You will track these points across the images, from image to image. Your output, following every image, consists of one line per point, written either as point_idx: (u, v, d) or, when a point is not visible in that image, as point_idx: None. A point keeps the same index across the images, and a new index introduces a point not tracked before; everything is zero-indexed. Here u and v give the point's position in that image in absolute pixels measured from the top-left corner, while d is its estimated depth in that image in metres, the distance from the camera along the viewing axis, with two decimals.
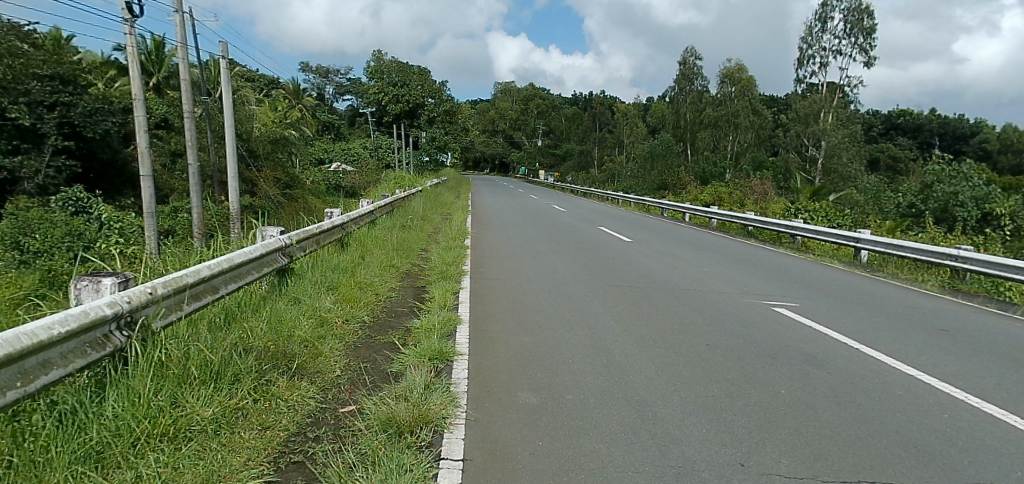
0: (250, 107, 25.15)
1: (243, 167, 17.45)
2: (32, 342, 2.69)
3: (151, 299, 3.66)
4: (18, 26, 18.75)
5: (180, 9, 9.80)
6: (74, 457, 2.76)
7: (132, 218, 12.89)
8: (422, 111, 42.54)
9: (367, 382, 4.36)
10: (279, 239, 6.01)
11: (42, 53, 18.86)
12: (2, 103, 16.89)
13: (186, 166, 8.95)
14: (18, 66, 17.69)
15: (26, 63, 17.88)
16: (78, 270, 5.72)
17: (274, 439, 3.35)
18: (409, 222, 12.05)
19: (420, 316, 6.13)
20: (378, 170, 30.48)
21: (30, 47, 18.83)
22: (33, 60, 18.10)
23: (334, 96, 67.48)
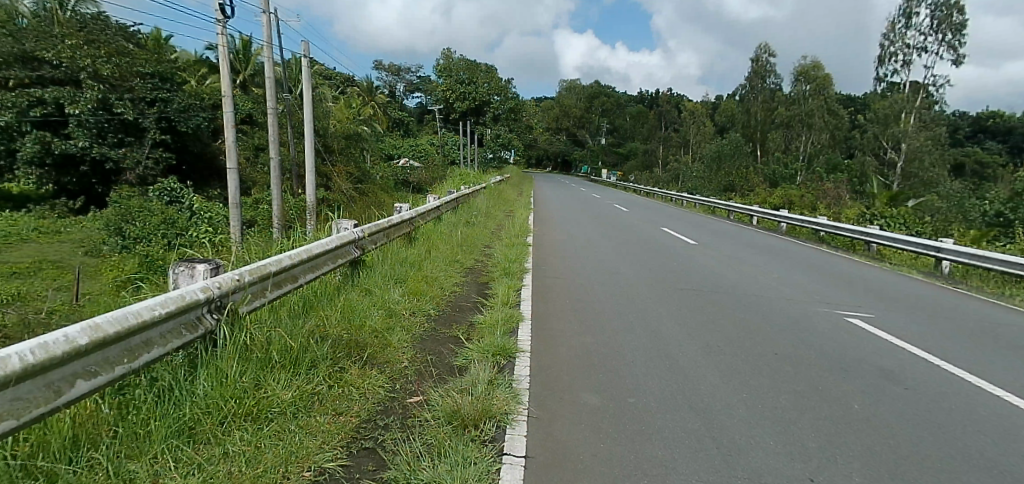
0: (327, 104, 26.21)
1: (319, 161, 18.25)
2: (137, 321, 2.92)
3: (239, 285, 3.89)
4: (125, 27, 20.62)
5: (267, 9, 10.28)
6: (170, 431, 2.97)
7: (220, 208, 13.74)
8: (488, 109, 43.07)
9: (434, 374, 4.48)
10: (352, 232, 6.22)
11: (144, 53, 20.33)
12: (110, 99, 18.38)
13: (272, 161, 9.36)
14: (124, 65, 19.30)
15: (131, 62, 19.44)
16: (174, 258, 6.12)
17: (347, 425, 3.50)
18: (473, 218, 12.22)
19: (484, 311, 6.21)
20: (444, 167, 31.00)
21: (135, 47, 20.45)
22: (137, 59, 19.67)
23: (405, 94, 69.04)
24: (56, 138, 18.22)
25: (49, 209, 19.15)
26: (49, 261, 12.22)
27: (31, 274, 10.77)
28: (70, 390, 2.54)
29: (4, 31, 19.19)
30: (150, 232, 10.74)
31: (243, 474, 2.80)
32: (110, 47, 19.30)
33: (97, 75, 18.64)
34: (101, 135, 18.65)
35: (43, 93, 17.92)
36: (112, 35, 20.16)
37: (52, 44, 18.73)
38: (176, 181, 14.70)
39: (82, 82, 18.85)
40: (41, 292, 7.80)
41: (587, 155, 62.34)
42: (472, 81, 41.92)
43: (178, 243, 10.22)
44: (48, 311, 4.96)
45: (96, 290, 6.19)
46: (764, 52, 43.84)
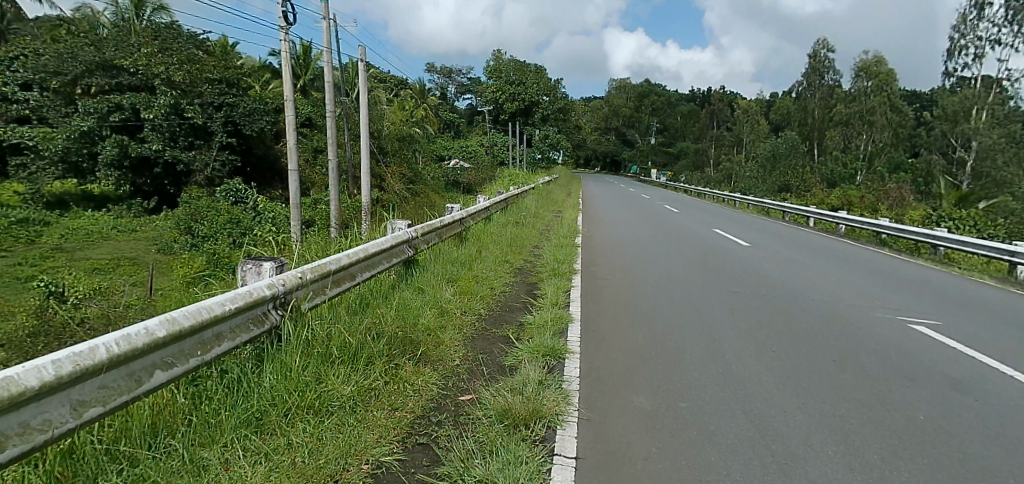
0: (382, 106, 26.84)
1: (374, 163, 18.74)
2: (209, 315, 3.08)
3: (302, 282, 4.06)
4: (196, 36, 21.95)
5: (327, 15, 10.57)
6: (238, 421, 3.11)
7: (281, 208, 14.28)
8: (537, 109, 43.30)
9: (484, 373, 4.54)
10: (406, 232, 6.36)
11: (212, 60, 21.37)
12: (181, 104, 19.36)
13: (329, 163, 9.64)
14: (194, 72, 20.27)
15: (200, 68, 20.42)
16: (240, 256, 6.41)
17: (402, 420, 3.59)
18: (522, 218, 12.29)
19: (533, 312, 6.24)
20: (493, 168, 31.22)
21: (204, 55, 21.54)
22: (206, 66, 20.64)
23: (455, 95, 69.71)
24: (132, 142, 19.27)
25: (126, 208, 20.26)
26: (126, 258, 12.96)
27: (111, 270, 11.49)
28: (150, 379, 2.69)
29: (86, 41, 20.49)
30: (216, 230, 11.30)
31: (306, 465, 2.90)
32: (181, 55, 20.35)
33: (171, 81, 19.65)
34: (174, 138, 19.67)
35: (122, 99, 19.02)
36: (183, 43, 21.41)
37: (131, 53, 19.89)
38: (241, 182, 15.37)
39: (155, 89, 19.91)
40: (120, 288, 8.27)
41: (636, 155, 61.50)
42: (522, 82, 42.26)
43: (244, 242, 10.66)
44: (126, 304, 5.28)
45: (171, 286, 6.56)
46: (823, 46, 42.36)
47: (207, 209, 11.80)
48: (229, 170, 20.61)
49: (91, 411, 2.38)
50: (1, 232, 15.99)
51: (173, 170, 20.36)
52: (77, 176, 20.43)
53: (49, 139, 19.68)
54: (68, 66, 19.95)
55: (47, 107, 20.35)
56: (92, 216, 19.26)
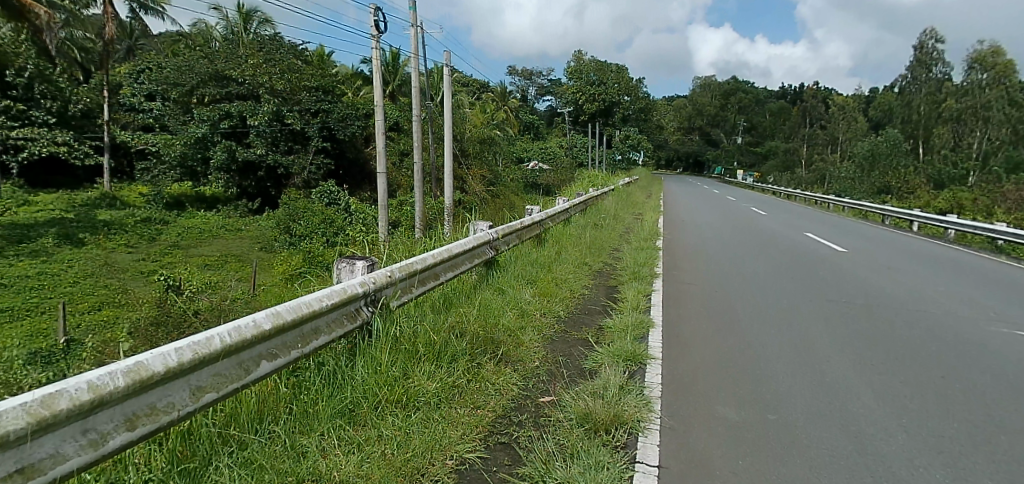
0: (465, 109, 27.50)
1: (456, 165, 19.25)
2: (309, 311, 3.28)
3: (390, 281, 4.25)
4: (295, 46, 23.37)
5: (415, 23, 10.93)
6: (333, 411, 3.27)
7: (370, 209, 14.94)
8: (618, 109, 42.91)
9: (564, 375, 4.54)
10: (488, 233, 6.49)
11: (311, 68, 22.60)
12: (283, 111, 20.72)
13: (415, 166, 9.93)
14: (295, 80, 21.59)
15: (300, 77, 21.71)
16: (336, 256, 6.79)
17: (484, 419, 3.67)
18: (602, 220, 12.19)
19: (613, 315, 6.14)
20: (573, 169, 31.10)
21: (303, 64, 22.88)
22: (305, 75, 21.93)
23: (536, 97, 69.89)
24: (240, 146, 20.81)
25: (234, 209, 21.91)
26: (233, 255, 14.02)
27: (220, 266, 12.49)
28: (257, 369, 2.89)
29: (202, 54, 22.30)
30: (312, 230, 12.41)
31: (394, 457, 3.01)
32: (283, 64, 21.68)
33: (274, 89, 21.08)
34: (275, 143, 21.09)
35: (231, 108, 20.56)
36: (285, 53, 22.83)
37: (239, 64, 21.47)
38: (333, 184, 16.26)
39: (260, 97, 21.37)
40: (229, 283, 9.01)
41: (720, 154, 59.28)
42: (603, 82, 42.03)
43: (336, 238, 11.74)
44: (232, 298, 5.72)
45: (274, 284, 7.09)
46: (931, 37, 39.34)
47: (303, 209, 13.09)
48: (323, 173, 21.75)
49: (207, 396, 2.52)
50: (130, 232, 17.78)
51: (274, 173, 21.78)
52: (192, 179, 22.33)
53: (169, 145, 21.64)
54: (186, 77, 21.81)
55: (169, 116, 22.32)
56: (205, 216, 21.02)
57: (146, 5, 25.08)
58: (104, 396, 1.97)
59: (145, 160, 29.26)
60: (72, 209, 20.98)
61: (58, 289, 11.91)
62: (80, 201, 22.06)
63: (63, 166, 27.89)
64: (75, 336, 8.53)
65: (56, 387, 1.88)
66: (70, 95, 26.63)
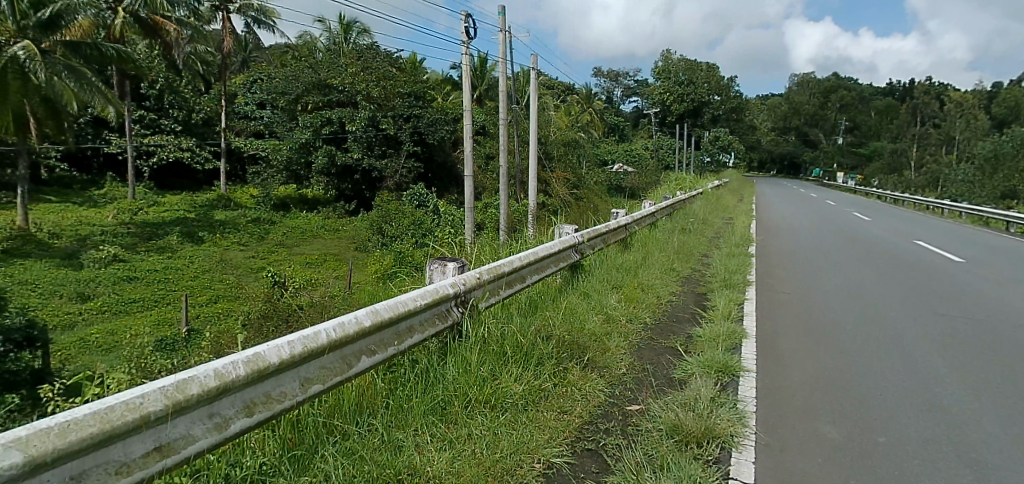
0: (550, 113, 27.57)
1: (540, 168, 19.42)
2: (404, 310, 3.40)
3: (479, 282, 4.33)
4: (390, 54, 24.36)
5: (505, 27, 11.05)
6: (427, 408, 3.36)
7: (458, 211, 15.32)
8: (708, 109, 41.92)
9: (652, 384, 4.42)
10: (573, 237, 6.46)
11: (404, 75, 23.42)
12: (378, 117, 21.72)
13: (502, 169, 10.02)
14: (389, 87, 22.48)
15: (394, 84, 22.58)
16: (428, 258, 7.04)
17: (571, 424, 3.64)
18: (690, 225, 11.83)
19: (703, 324, 5.88)
20: (659, 172, 30.45)
21: (397, 71, 23.78)
22: (398, 81, 22.76)
23: (621, 98, 69.04)
24: (339, 151, 22.04)
25: (332, 210, 23.08)
26: (331, 254, 14.81)
27: (320, 264, 13.28)
28: (358, 363, 3.02)
29: (306, 64, 23.72)
30: (406, 233, 13.08)
31: (484, 457, 3.05)
32: (379, 72, 22.64)
33: (370, 96, 22.13)
34: (370, 147, 22.15)
35: (332, 114, 21.79)
36: (381, 61, 23.84)
37: (341, 73, 22.77)
38: (424, 187, 17.00)
39: (357, 103, 22.49)
40: (329, 281, 9.59)
41: (818, 156, 55.98)
42: (692, 82, 41.00)
43: (425, 240, 12.46)
44: (329, 295, 6.05)
45: (372, 283, 7.44)
46: None
47: (395, 211, 14.20)
48: (413, 176, 22.57)
49: (314, 388, 2.66)
50: (242, 231, 19.31)
51: (369, 176, 22.82)
52: (296, 182, 23.87)
53: (278, 151, 23.26)
54: (293, 86, 23.30)
55: (277, 124, 23.90)
56: (307, 217, 22.44)
57: (259, 19, 26.89)
58: (228, 383, 2.11)
59: (256, 165, 31.43)
60: (194, 209, 22.97)
61: (181, 282, 13.10)
62: (200, 202, 24.10)
63: (186, 170, 30.45)
64: (197, 325, 9.42)
65: (187, 373, 2.01)
66: (193, 105, 29.36)
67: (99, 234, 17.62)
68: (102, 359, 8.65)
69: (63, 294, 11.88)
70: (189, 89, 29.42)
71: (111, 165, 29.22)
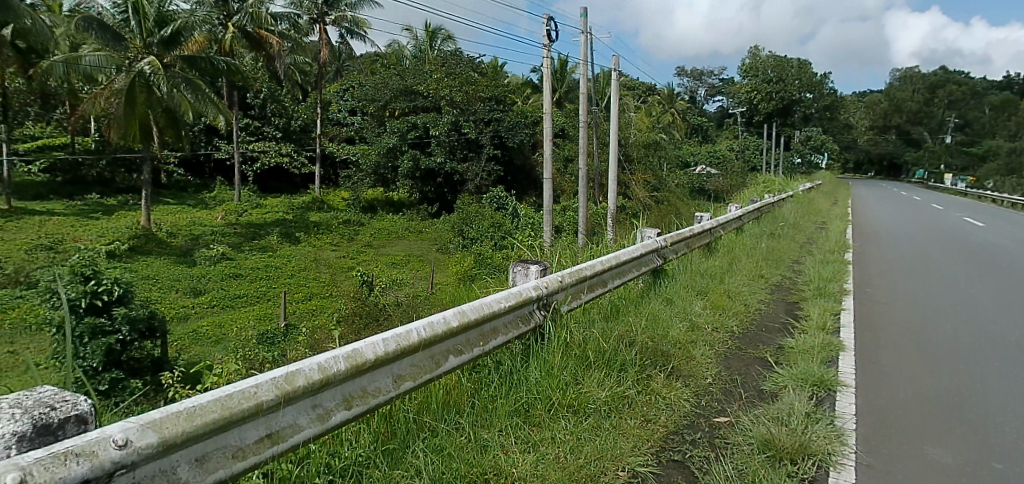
0: (632, 114, 27.13)
1: (620, 170, 19.24)
2: (489, 311, 3.44)
3: (561, 286, 4.32)
4: (472, 60, 24.87)
5: (586, 30, 11.02)
6: (511, 409, 3.38)
7: (538, 214, 15.44)
8: (798, 108, 39.81)
9: (741, 397, 4.22)
10: (656, 241, 6.33)
11: (485, 80, 23.85)
12: (460, 122, 22.31)
13: (582, 171, 9.95)
14: (470, 92, 22.97)
15: (475, 89, 23.05)
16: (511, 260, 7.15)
17: (655, 433, 3.54)
18: (779, 230, 11.29)
19: (795, 335, 5.56)
20: (745, 174, 29.24)
21: (478, 75, 24.22)
22: (480, 86, 23.19)
23: (705, 98, 66.97)
24: (423, 155, 22.73)
25: (416, 212, 23.73)
26: (415, 255, 15.30)
27: (403, 264, 13.73)
28: (446, 363, 3.09)
29: (393, 72, 24.56)
30: (488, 236, 13.42)
31: (568, 461, 3.01)
32: (461, 77, 23.15)
33: (453, 101, 22.63)
34: (452, 151, 22.80)
35: (416, 120, 22.56)
36: (464, 65, 24.35)
37: (425, 80, 23.51)
38: (502, 190, 17.25)
39: (441, 108, 23.15)
40: (413, 281, 9.95)
41: (922, 156, 51.84)
42: (782, 79, 39.10)
43: (505, 242, 12.67)
44: (414, 295, 6.24)
45: (457, 283, 7.64)
46: None
47: (475, 215, 14.69)
48: (493, 179, 22.92)
49: (405, 384, 2.75)
50: (334, 232, 20.36)
51: (451, 180, 23.48)
52: (383, 185, 24.63)
53: (366, 155, 24.12)
54: (380, 93, 24.27)
55: (367, 129, 24.89)
56: (392, 219, 23.31)
57: (353, 30, 28.09)
58: (329, 377, 2.21)
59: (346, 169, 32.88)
60: (290, 211, 24.43)
61: (279, 280, 13.95)
62: (296, 204, 25.52)
63: (285, 174, 32.30)
64: (293, 320, 10.01)
65: (295, 366, 2.12)
66: (292, 113, 31.22)
67: (207, 234, 19.05)
68: (211, 350, 9.37)
69: (178, 289, 12.91)
70: (289, 97, 31.28)
71: (220, 170, 31.57)
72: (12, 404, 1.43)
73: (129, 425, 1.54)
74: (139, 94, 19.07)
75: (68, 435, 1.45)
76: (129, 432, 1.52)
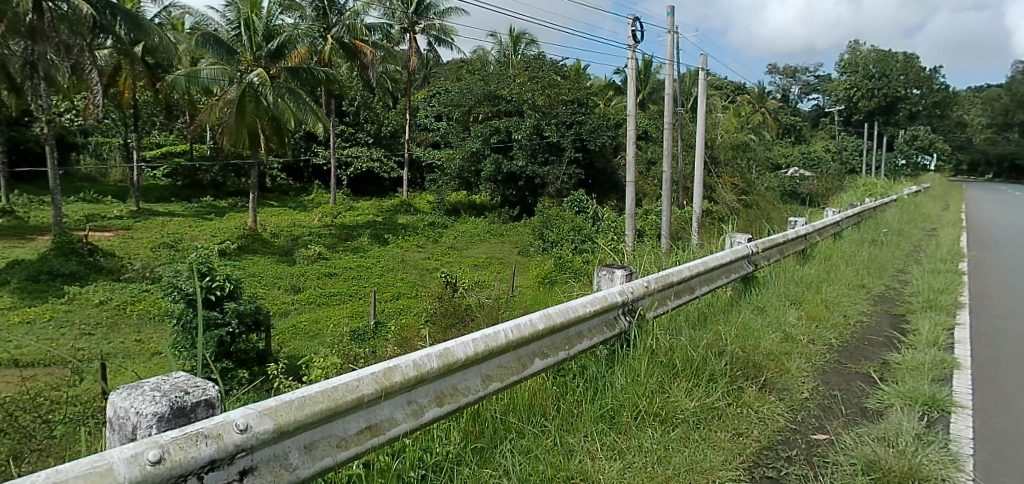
0: (719, 115, 26.29)
1: (706, 174, 18.71)
2: (574, 315, 3.42)
3: (647, 292, 4.23)
4: (554, 63, 24.94)
5: (673, 28, 10.79)
6: (596, 416, 3.33)
7: (620, 217, 15.26)
8: (904, 105, 37.08)
9: (843, 414, 3.95)
10: (747, 247, 6.07)
11: (568, 83, 23.85)
12: (542, 125, 22.46)
13: (668, 174, 9.72)
14: (553, 95, 23.05)
15: (558, 92, 23.10)
16: (596, 263, 7.08)
17: (747, 448, 3.37)
18: (883, 236, 10.54)
19: (902, 351, 5.14)
20: (843, 176, 27.58)
21: (561, 78, 24.26)
22: (562, 89, 23.22)
23: (798, 96, 63.76)
24: (505, 159, 23.08)
25: (497, 215, 24.05)
26: (498, 257, 15.51)
27: (486, 266, 13.97)
28: (532, 365, 3.10)
29: (477, 78, 25.05)
30: (569, 240, 13.44)
31: (656, 471, 2.93)
32: (543, 81, 23.31)
33: (535, 105, 22.83)
34: (534, 154, 22.96)
35: (499, 124, 22.94)
36: (547, 69, 24.47)
37: (507, 84, 23.81)
38: (583, 193, 17.16)
39: (523, 112, 23.37)
40: (494, 283, 10.09)
41: None
42: (885, 75, 36.55)
43: (586, 246, 12.59)
44: (497, 298, 6.31)
45: (545, 283, 7.71)
46: None
47: (556, 218, 14.75)
48: (574, 182, 22.91)
49: (493, 385, 2.78)
50: (420, 234, 21.00)
51: (532, 183, 23.62)
52: (466, 189, 25.08)
53: (451, 159, 24.74)
54: (464, 98, 24.81)
55: (452, 134, 25.53)
56: (475, 221, 23.77)
57: (440, 38, 29.12)
58: (423, 375, 2.28)
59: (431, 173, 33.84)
60: (380, 213, 25.47)
61: (370, 279, 14.56)
62: (385, 207, 26.57)
63: (375, 178, 33.59)
64: (383, 318, 10.43)
65: (392, 363, 2.20)
66: (382, 119, 32.55)
67: (306, 234, 20.25)
68: (310, 345, 9.93)
69: (280, 286, 13.77)
70: (378, 104, 32.62)
71: (319, 174, 33.24)
72: (153, 387, 1.58)
73: (249, 411, 1.65)
74: (248, 103, 20.53)
75: (199, 418, 1.57)
76: (249, 418, 1.62)
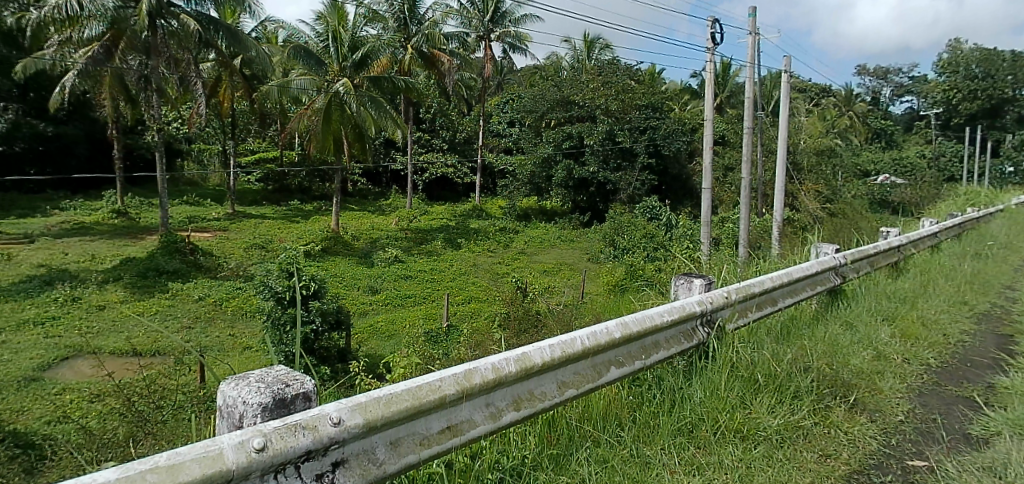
0: (802, 119, 25.17)
1: (789, 180, 17.95)
2: (651, 324, 3.35)
3: (727, 302, 4.08)
4: (628, 67, 24.65)
5: (755, 29, 10.46)
6: (673, 428, 3.25)
7: (695, 225, 14.88)
8: (1012, 107, 34.12)
9: (943, 440, 3.65)
10: (834, 258, 5.77)
11: (642, 87, 23.49)
12: (615, 131, 22.25)
13: (747, 181, 9.38)
14: (626, 100, 22.77)
15: (631, 96, 22.80)
16: (673, 270, 6.93)
17: (836, 470, 3.17)
18: (989, 249, 9.71)
19: (1012, 374, 4.70)
20: (941, 184, 25.71)
21: (635, 82, 23.95)
22: (636, 94, 22.91)
23: (890, 98, 59.94)
24: (577, 165, 23.04)
25: (568, 221, 24.00)
26: (569, 263, 15.47)
27: (557, 272, 13.97)
28: (608, 373, 3.06)
29: (549, 84, 25.13)
30: (642, 247, 13.21)
31: None
32: (617, 85, 23.04)
33: (608, 110, 22.66)
34: (606, 160, 22.80)
35: (571, 130, 22.95)
36: (620, 73, 24.22)
37: (580, 89, 23.74)
38: (657, 200, 16.86)
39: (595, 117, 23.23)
40: (565, 289, 10.07)
41: None
42: (990, 75, 33.81)
43: (660, 253, 12.35)
44: (569, 304, 6.29)
45: (621, 290, 7.61)
46: None
47: (628, 225, 14.56)
48: (647, 189, 22.58)
49: (569, 392, 2.76)
50: (490, 239, 21.26)
51: (603, 189, 23.44)
52: (537, 194, 25.21)
53: (523, 165, 24.92)
54: (536, 104, 24.95)
55: (524, 140, 25.70)
56: (546, 227, 23.81)
57: (514, 45, 29.46)
58: (502, 378, 2.29)
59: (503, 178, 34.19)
60: (452, 218, 25.98)
61: (443, 283, 14.87)
62: (458, 212, 27.10)
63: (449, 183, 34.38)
64: (456, 321, 10.63)
65: (473, 365, 2.23)
66: (456, 125, 33.24)
67: (384, 238, 20.95)
68: (386, 345, 10.26)
69: (359, 287, 14.31)
70: (453, 111, 33.31)
71: (396, 179, 34.42)
72: (258, 378, 1.67)
73: (342, 405, 1.71)
74: (334, 111, 21.49)
75: (297, 410, 1.64)
76: (341, 412, 1.68)
